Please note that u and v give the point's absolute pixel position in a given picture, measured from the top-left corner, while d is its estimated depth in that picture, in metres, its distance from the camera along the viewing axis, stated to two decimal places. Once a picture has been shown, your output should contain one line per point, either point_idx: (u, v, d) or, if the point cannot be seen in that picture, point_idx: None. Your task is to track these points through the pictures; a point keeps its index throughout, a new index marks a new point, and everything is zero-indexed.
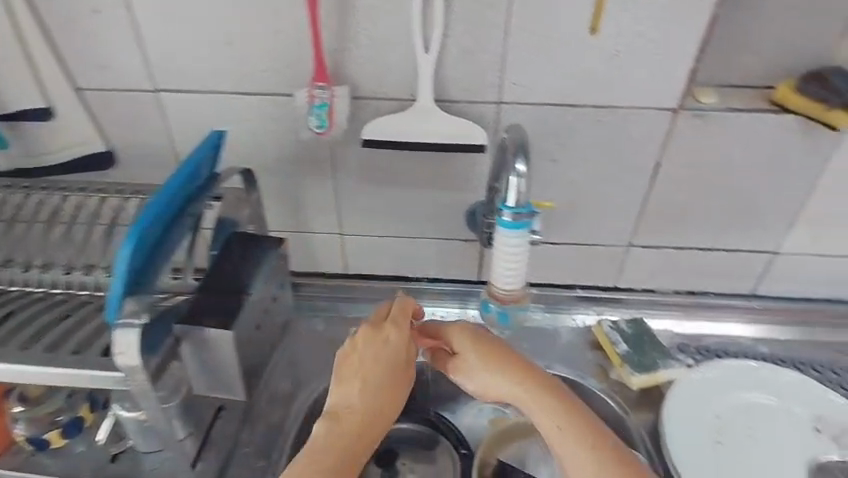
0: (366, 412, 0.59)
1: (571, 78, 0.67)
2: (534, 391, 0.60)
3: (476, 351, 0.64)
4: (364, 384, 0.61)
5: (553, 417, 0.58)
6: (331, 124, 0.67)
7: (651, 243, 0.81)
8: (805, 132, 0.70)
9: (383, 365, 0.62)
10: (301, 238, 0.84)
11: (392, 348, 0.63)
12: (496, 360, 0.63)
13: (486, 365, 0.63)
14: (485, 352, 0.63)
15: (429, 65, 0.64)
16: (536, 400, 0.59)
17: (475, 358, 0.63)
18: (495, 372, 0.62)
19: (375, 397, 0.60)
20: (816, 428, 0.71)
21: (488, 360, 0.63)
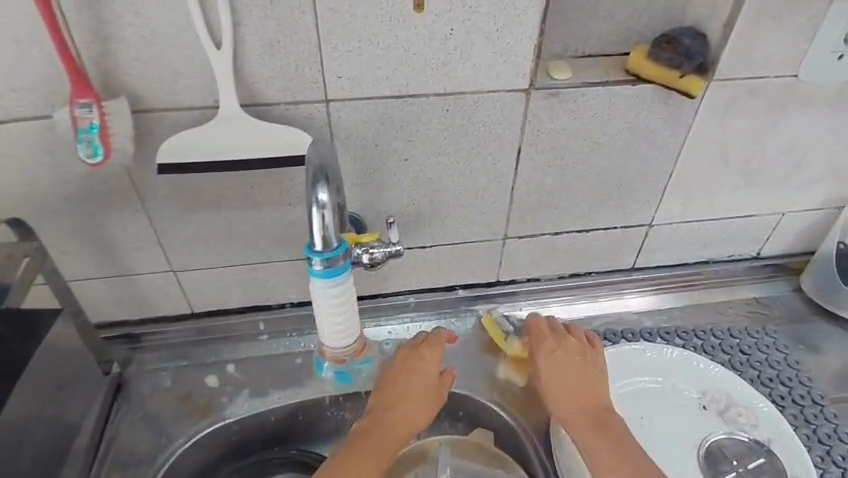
0: (399, 416, 0.64)
1: (405, 65, 0.57)
2: (592, 413, 0.64)
3: (558, 359, 0.67)
4: (410, 398, 0.65)
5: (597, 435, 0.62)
6: (109, 150, 0.52)
7: (526, 233, 0.75)
8: (663, 102, 0.65)
9: (432, 388, 0.67)
10: (124, 283, 0.69)
11: (427, 366, 0.67)
12: (571, 374, 0.66)
13: (561, 379, 0.66)
14: (566, 366, 0.66)
15: (224, 65, 0.51)
16: (592, 418, 0.63)
17: (561, 369, 0.66)
18: (571, 386, 0.65)
19: (420, 412, 0.65)
20: (702, 406, 0.69)
21: (562, 374, 0.66)
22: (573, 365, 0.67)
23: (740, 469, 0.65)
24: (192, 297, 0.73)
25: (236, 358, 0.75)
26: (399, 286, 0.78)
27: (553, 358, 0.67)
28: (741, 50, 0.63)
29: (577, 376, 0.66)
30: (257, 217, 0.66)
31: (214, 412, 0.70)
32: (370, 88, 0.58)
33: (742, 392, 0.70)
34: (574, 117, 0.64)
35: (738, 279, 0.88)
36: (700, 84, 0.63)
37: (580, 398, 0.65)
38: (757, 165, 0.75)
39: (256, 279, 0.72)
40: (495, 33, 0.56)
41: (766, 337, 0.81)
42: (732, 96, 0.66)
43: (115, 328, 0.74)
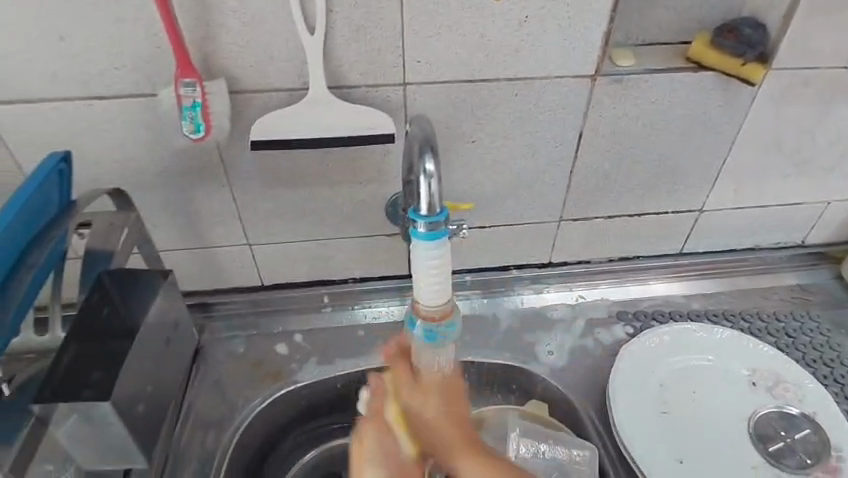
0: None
1: (480, 50, 0.60)
2: (466, 453, 0.51)
3: (431, 392, 0.54)
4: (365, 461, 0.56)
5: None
6: (209, 126, 0.57)
7: (580, 216, 0.78)
8: (722, 89, 0.67)
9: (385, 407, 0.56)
10: (204, 255, 0.74)
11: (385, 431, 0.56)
12: (444, 398, 0.55)
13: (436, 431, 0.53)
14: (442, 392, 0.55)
15: (316, 49, 0.55)
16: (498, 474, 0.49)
17: (438, 401, 0.54)
18: (457, 436, 0.52)
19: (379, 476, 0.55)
20: (752, 382, 0.72)
21: (442, 402, 0.54)
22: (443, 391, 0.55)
23: (788, 439, 0.68)
24: (263, 270, 0.77)
25: (302, 328, 0.79)
26: (455, 266, 0.82)
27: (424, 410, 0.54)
28: (801, 40, 0.65)
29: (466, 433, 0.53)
30: (330, 195, 0.70)
31: (285, 377, 0.75)
32: (448, 70, 0.61)
33: (789, 369, 0.72)
34: (636, 101, 0.67)
35: (782, 265, 0.90)
36: (762, 72, 0.66)
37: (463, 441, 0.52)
38: (808, 152, 0.77)
39: (323, 254, 0.76)
40: (566, 20, 0.59)
41: (810, 322, 0.83)
42: (790, 85, 0.68)
43: (192, 298, 0.79)
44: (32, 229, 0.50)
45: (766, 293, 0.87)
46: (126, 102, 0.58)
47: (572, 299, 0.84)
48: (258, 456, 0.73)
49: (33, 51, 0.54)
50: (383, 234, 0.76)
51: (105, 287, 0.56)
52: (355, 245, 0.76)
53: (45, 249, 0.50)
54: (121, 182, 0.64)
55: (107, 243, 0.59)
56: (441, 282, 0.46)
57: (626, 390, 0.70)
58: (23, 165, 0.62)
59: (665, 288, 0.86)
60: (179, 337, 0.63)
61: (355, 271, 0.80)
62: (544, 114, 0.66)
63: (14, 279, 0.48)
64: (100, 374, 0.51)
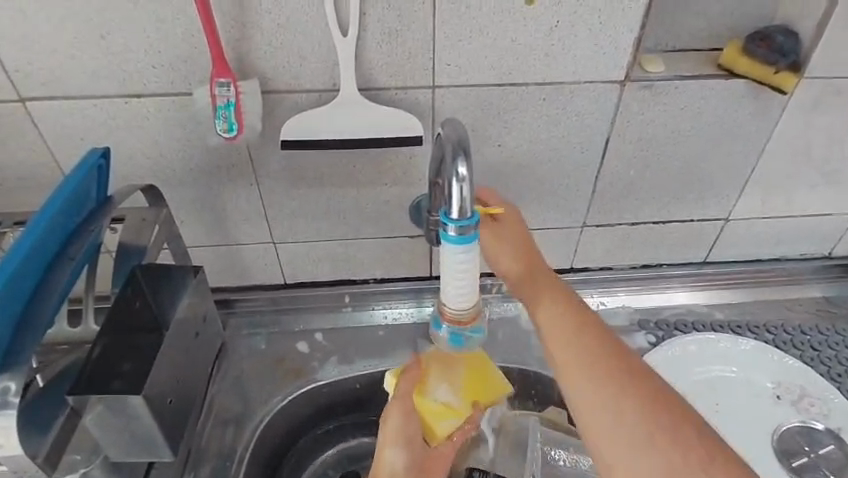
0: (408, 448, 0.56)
1: (510, 54, 0.60)
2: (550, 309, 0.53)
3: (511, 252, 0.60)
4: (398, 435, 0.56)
5: (590, 381, 0.47)
6: (242, 125, 0.58)
7: (604, 222, 0.78)
8: (753, 97, 0.67)
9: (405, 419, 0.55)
10: (229, 252, 0.75)
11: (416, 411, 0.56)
12: (543, 274, 0.58)
13: (531, 275, 0.58)
14: (526, 254, 0.60)
15: (349, 51, 0.56)
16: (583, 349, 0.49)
17: (543, 288, 0.56)
18: (559, 311, 0.52)
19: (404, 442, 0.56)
20: (776, 395, 0.71)
21: (536, 268, 0.59)
22: (534, 258, 0.59)
23: (813, 455, 0.67)
24: (286, 269, 0.78)
25: (323, 327, 0.80)
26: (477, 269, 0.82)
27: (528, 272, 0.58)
28: (835, 49, 0.64)
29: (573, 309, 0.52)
30: (355, 195, 0.70)
31: (305, 376, 0.75)
32: (477, 73, 0.61)
33: (814, 383, 0.71)
34: (665, 108, 0.66)
35: (809, 277, 0.88)
36: (794, 80, 0.65)
37: (566, 324, 0.51)
38: (839, 163, 0.75)
39: (345, 254, 0.77)
40: (598, 25, 0.59)
41: (837, 335, 0.82)
42: (823, 93, 0.67)
43: (216, 294, 0.80)
44: (70, 224, 0.51)
45: (792, 305, 0.86)
46: (161, 100, 0.59)
47: (593, 305, 0.84)
48: (277, 453, 0.74)
49: (75, 49, 0.56)
50: (406, 235, 0.76)
51: (137, 281, 0.57)
52: (377, 246, 0.77)
53: (85, 239, 0.50)
54: (153, 178, 0.66)
55: (139, 237, 0.60)
56: (469, 282, 0.46)
57: None
58: (60, 160, 0.64)
59: (687, 296, 0.85)
60: (205, 332, 0.64)
61: (377, 271, 0.80)
62: (571, 118, 0.66)
63: (55, 270, 0.48)
64: (130, 365, 0.53)
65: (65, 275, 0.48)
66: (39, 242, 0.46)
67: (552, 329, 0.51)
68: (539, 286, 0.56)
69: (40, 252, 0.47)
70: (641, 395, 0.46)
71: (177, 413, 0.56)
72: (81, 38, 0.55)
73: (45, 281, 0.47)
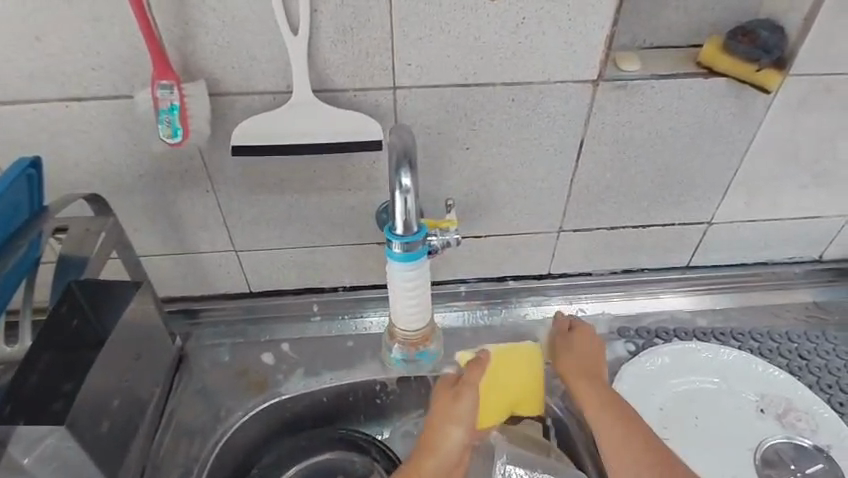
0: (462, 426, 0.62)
1: (474, 53, 0.57)
2: (588, 380, 0.64)
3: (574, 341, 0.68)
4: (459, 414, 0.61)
5: (603, 415, 0.61)
6: (187, 130, 0.54)
7: (582, 226, 0.75)
8: (735, 96, 0.63)
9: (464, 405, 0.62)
10: (189, 261, 0.72)
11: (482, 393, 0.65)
12: (590, 350, 0.68)
13: (570, 355, 0.67)
14: (580, 339, 0.69)
15: (300, 51, 0.53)
16: (601, 394, 0.63)
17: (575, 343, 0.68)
18: (583, 366, 0.66)
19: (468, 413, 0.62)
20: (760, 408, 0.68)
21: (582, 350, 0.68)
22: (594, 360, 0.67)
23: (799, 474, 0.63)
24: (251, 277, 0.75)
25: (291, 337, 0.77)
26: (451, 275, 0.79)
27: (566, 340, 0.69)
28: (822, 46, 0.61)
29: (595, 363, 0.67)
30: (318, 202, 0.67)
31: (270, 389, 0.72)
32: (441, 73, 0.58)
33: (801, 396, 0.68)
34: (643, 107, 0.63)
35: (798, 281, 0.85)
36: (777, 78, 0.61)
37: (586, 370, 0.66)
38: (827, 164, 0.72)
39: (312, 262, 0.74)
40: (567, 22, 0.56)
41: (826, 343, 0.79)
42: (809, 92, 0.64)
43: (179, 303, 0.76)
44: None
45: (779, 310, 0.83)
46: (103, 103, 0.56)
47: (572, 312, 0.81)
48: (241, 469, 0.71)
49: (6, 51, 0.52)
50: (375, 242, 0.73)
51: (75, 295, 0.54)
52: (346, 253, 0.73)
53: None
54: (102, 185, 0.62)
55: (82, 249, 0.57)
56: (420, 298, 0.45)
57: None
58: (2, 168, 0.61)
59: (671, 302, 0.82)
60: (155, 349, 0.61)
61: (345, 279, 0.77)
62: (543, 120, 0.63)
63: None
64: (71, 385, 0.50)
65: None
66: None
67: (586, 396, 0.63)
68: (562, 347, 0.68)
69: None
70: (638, 434, 0.59)
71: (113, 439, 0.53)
72: (12, 39, 0.52)
73: None
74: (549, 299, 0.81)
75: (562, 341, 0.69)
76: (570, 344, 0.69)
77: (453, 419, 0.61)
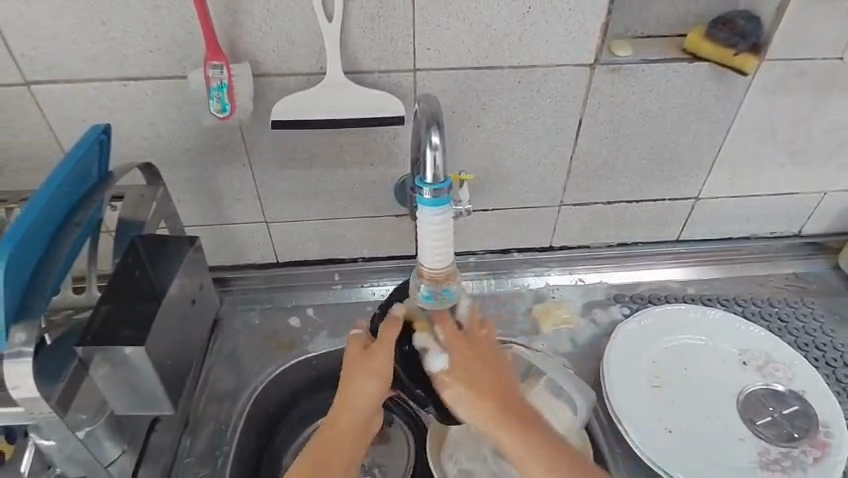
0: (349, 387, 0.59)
1: (486, 39, 0.64)
2: (501, 409, 0.54)
3: (465, 365, 0.55)
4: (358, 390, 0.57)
5: (519, 438, 0.54)
6: (235, 106, 0.62)
7: (580, 201, 0.82)
8: (717, 79, 0.71)
9: (384, 359, 0.56)
10: (223, 231, 0.79)
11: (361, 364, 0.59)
12: (478, 361, 0.55)
13: (467, 387, 0.54)
14: (476, 354, 0.56)
15: (334, 36, 0.60)
16: (514, 418, 0.54)
17: (468, 362, 0.55)
18: (486, 406, 0.54)
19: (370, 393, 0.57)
20: (742, 361, 0.75)
21: (475, 376, 0.55)
22: (489, 375, 0.55)
23: (776, 414, 0.71)
24: (279, 248, 0.82)
25: (314, 303, 0.84)
26: (461, 247, 0.86)
27: (465, 359, 0.55)
28: (792, 34, 0.68)
29: (478, 385, 0.54)
30: (343, 175, 0.74)
31: (298, 348, 0.79)
32: (456, 57, 0.65)
33: (779, 349, 0.75)
34: (635, 89, 0.71)
35: (780, 255, 0.92)
36: (754, 63, 0.69)
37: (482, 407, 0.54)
38: (803, 143, 0.79)
39: (335, 233, 0.80)
40: (567, 11, 0.63)
41: (804, 308, 0.86)
42: (783, 75, 0.72)
43: (213, 272, 0.83)
44: (75, 197, 0.55)
45: (762, 280, 0.90)
46: (157, 82, 0.63)
47: (573, 282, 0.88)
48: (272, 420, 0.79)
49: (76, 36, 0.59)
50: (392, 214, 0.79)
51: (137, 251, 0.61)
52: (366, 224, 0.80)
53: (87, 211, 0.55)
54: (151, 159, 0.69)
55: (137, 212, 0.64)
56: (444, 237, 0.50)
57: (621, 364, 0.74)
58: (62, 142, 0.68)
59: (663, 273, 0.90)
60: (199, 304, 0.68)
61: (364, 250, 0.84)
62: (546, 100, 0.70)
63: (62, 236, 0.52)
64: (129, 332, 0.55)
65: (71, 242, 0.53)
66: (50, 207, 0.50)
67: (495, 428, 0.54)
68: (460, 373, 0.54)
69: (50, 219, 0.51)
70: (540, 443, 0.54)
71: (169, 376, 0.60)
72: (81, 25, 0.59)
73: (53, 246, 0.52)
74: (551, 269, 0.88)
75: (457, 370, 0.54)
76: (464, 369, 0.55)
77: (370, 374, 0.56)
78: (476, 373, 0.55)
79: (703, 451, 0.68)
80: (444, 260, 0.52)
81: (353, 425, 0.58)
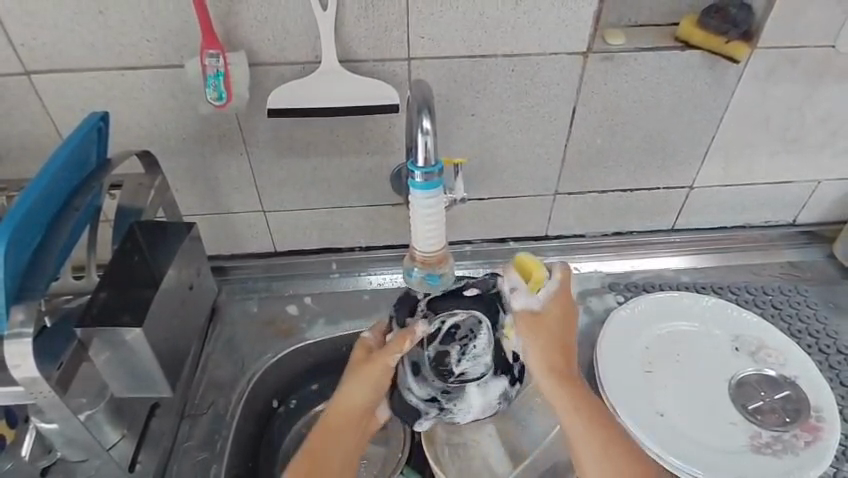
0: (350, 416, 0.60)
1: (479, 27, 0.65)
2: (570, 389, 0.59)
3: (543, 330, 0.59)
4: (346, 418, 0.60)
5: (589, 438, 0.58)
6: (231, 94, 0.63)
7: (574, 189, 0.82)
8: (709, 67, 0.72)
9: (381, 369, 0.59)
10: (221, 220, 0.79)
11: (353, 401, 0.60)
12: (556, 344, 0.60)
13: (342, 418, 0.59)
14: (559, 321, 0.60)
15: (329, 25, 0.61)
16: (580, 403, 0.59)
17: (548, 327, 0.59)
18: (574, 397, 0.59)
19: (351, 410, 0.60)
20: (735, 347, 0.76)
21: (352, 411, 0.60)
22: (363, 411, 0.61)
23: (767, 399, 0.72)
24: (275, 238, 0.83)
25: (311, 291, 0.84)
26: (456, 235, 0.87)
27: (542, 356, 0.59)
28: (785, 21, 0.69)
29: (350, 416, 0.60)
30: (339, 164, 0.75)
31: (295, 335, 0.80)
32: (450, 44, 0.66)
33: (771, 336, 0.76)
34: (629, 76, 0.71)
35: (775, 243, 0.93)
36: (746, 50, 0.69)
37: (346, 435, 0.60)
38: (796, 130, 0.80)
39: (331, 222, 0.81)
40: None
41: (797, 295, 0.87)
42: (775, 63, 0.72)
43: (211, 261, 0.84)
44: (73, 182, 0.56)
45: (756, 269, 0.90)
46: (154, 71, 0.64)
47: (567, 270, 0.88)
48: (270, 405, 0.80)
49: (73, 26, 0.60)
50: (388, 203, 0.80)
51: (136, 237, 0.62)
52: (363, 214, 0.81)
53: (86, 195, 0.56)
54: (149, 148, 0.70)
55: (135, 199, 0.65)
56: (438, 221, 0.53)
57: (615, 349, 0.75)
58: (61, 131, 0.68)
59: (659, 261, 0.90)
60: (195, 291, 0.69)
61: (360, 239, 0.84)
62: (539, 88, 0.71)
63: (61, 220, 0.54)
64: (128, 317, 0.56)
65: (68, 224, 0.54)
66: (50, 190, 0.51)
67: (565, 406, 0.59)
68: (347, 394, 0.60)
69: (48, 201, 0.52)
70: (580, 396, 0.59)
71: (167, 359, 0.61)
72: (79, 13, 0.60)
73: (52, 229, 0.53)
74: (547, 258, 0.89)
75: (350, 383, 0.60)
76: (354, 390, 0.60)
77: (365, 379, 0.59)
78: (358, 400, 0.60)
79: (694, 434, 0.69)
80: (437, 244, 0.54)
81: (348, 424, 0.60)
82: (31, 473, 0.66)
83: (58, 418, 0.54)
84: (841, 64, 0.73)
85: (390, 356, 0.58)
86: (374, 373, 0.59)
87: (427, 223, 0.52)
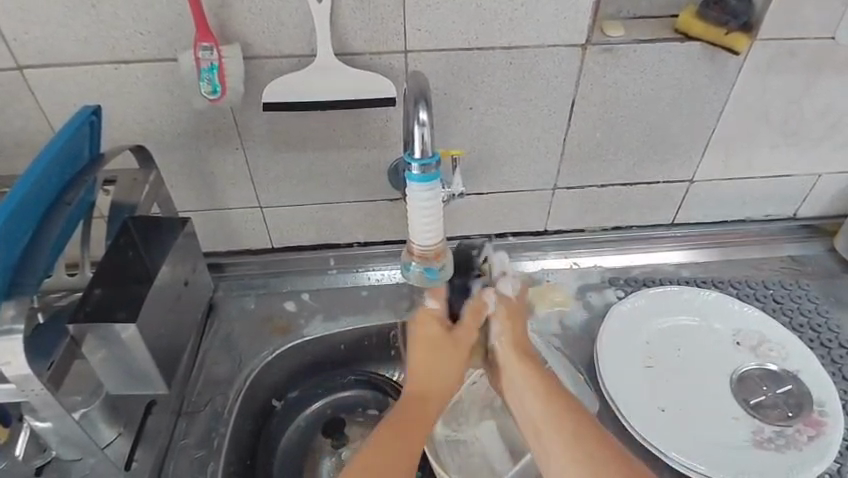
0: (429, 390, 0.59)
1: (476, 19, 0.64)
2: (536, 389, 0.57)
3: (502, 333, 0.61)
4: (428, 392, 0.59)
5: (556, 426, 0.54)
6: (225, 88, 0.62)
7: (574, 184, 0.82)
8: (709, 59, 0.71)
9: (456, 343, 0.61)
10: (217, 217, 0.79)
11: (435, 372, 0.60)
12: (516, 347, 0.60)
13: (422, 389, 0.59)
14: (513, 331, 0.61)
15: (324, 17, 0.60)
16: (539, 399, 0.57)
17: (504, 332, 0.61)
18: (529, 385, 0.57)
19: (434, 381, 0.60)
20: (737, 342, 0.76)
21: (430, 384, 0.59)
22: (441, 386, 0.60)
23: (769, 394, 0.72)
24: (272, 235, 0.82)
25: (309, 288, 0.84)
26: (454, 231, 0.86)
27: (506, 350, 0.60)
28: (785, 12, 0.68)
29: (431, 390, 0.59)
30: (336, 159, 0.74)
31: (293, 332, 0.80)
32: (447, 36, 0.65)
33: (772, 330, 0.76)
34: (628, 69, 0.70)
35: (776, 238, 0.92)
36: (746, 41, 0.69)
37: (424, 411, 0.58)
38: (797, 123, 0.79)
39: (329, 218, 0.80)
40: None
41: (798, 290, 0.86)
42: (775, 55, 0.72)
43: (207, 258, 0.83)
44: (65, 177, 0.55)
45: (757, 263, 0.90)
46: (147, 65, 0.63)
47: (567, 266, 0.88)
48: (268, 403, 0.79)
49: (65, 19, 0.60)
50: (385, 198, 0.79)
51: (130, 233, 0.62)
52: (361, 209, 0.80)
53: (78, 190, 0.55)
54: (143, 143, 0.70)
55: (129, 195, 0.64)
56: (434, 214, 0.54)
57: (616, 343, 0.74)
58: (53, 126, 0.68)
59: (659, 255, 0.90)
60: (191, 288, 0.68)
61: (357, 235, 0.83)
62: (538, 81, 0.70)
63: (52, 215, 0.53)
64: (123, 314, 0.55)
65: (60, 219, 0.53)
66: (41, 184, 0.51)
67: (534, 405, 0.57)
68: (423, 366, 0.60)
69: (40, 197, 0.51)
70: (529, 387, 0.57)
71: (162, 356, 0.60)
72: (70, 6, 0.59)
73: (43, 224, 0.52)
74: (547, 253, 0.88)
75: (428, 354, 0.60)
76: (434, 360, 0.60)
77: (444, 351, 0.60)
78: (439, 372, 0.60)
79: (696, 429, 0.68)
80: (435, 236, 0.56)
81: (431, 399, 0.59)
82: (26, 472, 0.65)
83: (51, 416, 0.53)
84: (842, 55, 0.73)
85: (468, 331, 0.61)
86: (451, 347, 0.60)
87: (425, 215, 0.53)
